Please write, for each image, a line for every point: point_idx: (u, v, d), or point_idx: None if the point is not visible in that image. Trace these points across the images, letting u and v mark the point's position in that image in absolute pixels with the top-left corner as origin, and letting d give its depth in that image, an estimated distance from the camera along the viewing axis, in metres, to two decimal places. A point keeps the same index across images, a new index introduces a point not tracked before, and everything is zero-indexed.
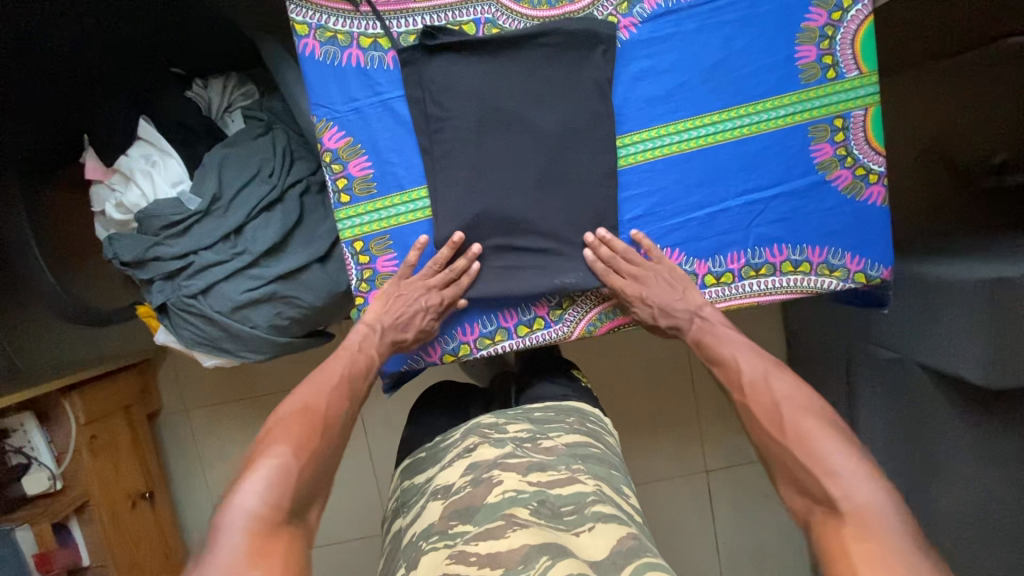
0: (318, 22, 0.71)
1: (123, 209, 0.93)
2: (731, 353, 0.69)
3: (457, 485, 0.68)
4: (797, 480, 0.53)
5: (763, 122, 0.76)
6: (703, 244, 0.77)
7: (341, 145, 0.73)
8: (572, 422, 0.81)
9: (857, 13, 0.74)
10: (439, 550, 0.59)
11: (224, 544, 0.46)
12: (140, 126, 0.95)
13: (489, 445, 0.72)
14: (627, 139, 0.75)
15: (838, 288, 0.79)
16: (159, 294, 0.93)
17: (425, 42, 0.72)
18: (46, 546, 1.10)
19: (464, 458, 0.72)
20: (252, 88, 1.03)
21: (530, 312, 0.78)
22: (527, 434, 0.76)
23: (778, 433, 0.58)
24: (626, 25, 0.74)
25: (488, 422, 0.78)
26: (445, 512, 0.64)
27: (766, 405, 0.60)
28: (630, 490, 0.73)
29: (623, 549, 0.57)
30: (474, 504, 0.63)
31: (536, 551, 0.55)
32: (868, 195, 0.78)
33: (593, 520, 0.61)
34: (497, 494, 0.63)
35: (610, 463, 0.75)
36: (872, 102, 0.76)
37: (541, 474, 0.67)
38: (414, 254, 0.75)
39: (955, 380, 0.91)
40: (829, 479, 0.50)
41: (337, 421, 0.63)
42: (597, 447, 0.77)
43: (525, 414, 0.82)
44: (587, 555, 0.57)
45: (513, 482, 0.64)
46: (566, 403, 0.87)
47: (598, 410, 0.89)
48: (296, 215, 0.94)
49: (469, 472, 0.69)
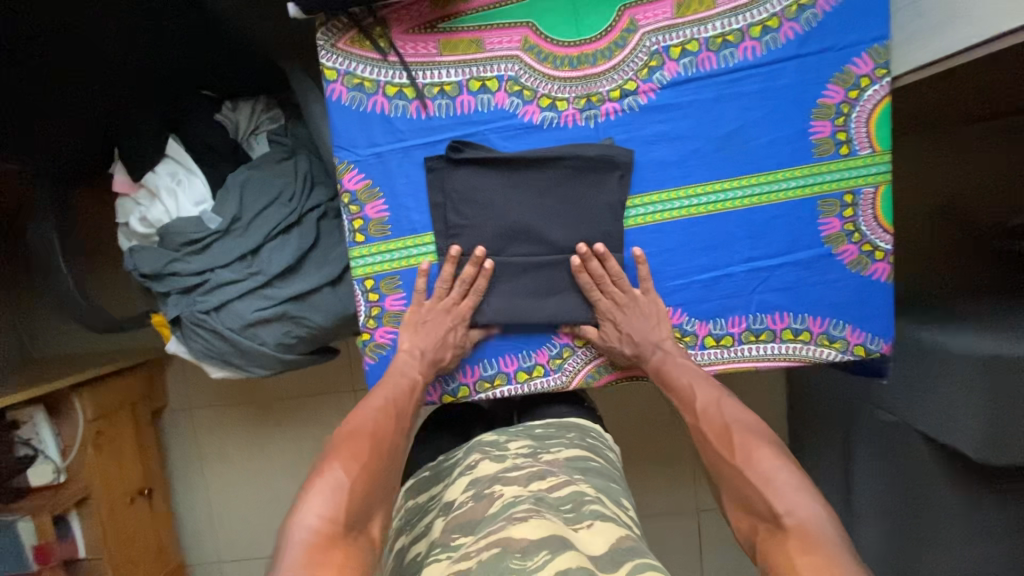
0: (347, 68, 0.74)
1: (146, 224, 0.96)
2: (687, 380, 0.74)
3: (459, 500, 0.70)
4: (749, 504, 0.60)
5: (772, 192, 0.77)
6: (705, 307, 0.79)
7: (360, 187, 0.76)
8: (572, 437, 0.84)
9: (875, 92, 0.75)
10: (441, 560, 0.60)
11: (289, 556, 0.52)
12: (168, 144, 0.98)
13: (490, 461, 0.75)
14: (637, 200, 0.77)
15: (836, 359, 0.79)
16: (174, 307, 0.96)
17: (451, 155, 0.74)
18: (45, 539, 1.14)
19: (466, 474, 0.75)
20: (279, 112, 1.08)
21: (531, 358, 0.81)
22: (529, 450, 0.78)
23: (733, 457, 0.64)
24: (645, 91, 0.75)
25: (489, 440, 0.81)
26: (448, 526, 0.66)
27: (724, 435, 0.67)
28: (629, 502, 0.73)
29: (621, 548, 0.58)
30: (476, 518, 0.64)
31: (536, 545, 0.55)
32: (873, 271, 0.79)
33: (592, 518, 0.62)
34: (497, 504, 0.65)
35: (610, 476, 0.76)
36: (883, 181, 0.77)
37: (541, 481, 0.69)
38: (469, 268, 0.76)
39: (953, 453, 0.91)
40: (776, 498, 0.58)
41: (386, 440, 0.68)
42: (597, 461, 0.79)
43: (526, 431, 0.85)
44: (587, 550, 0.57)
45: (514, 491, 0.66)
46: (567, 420, 0.89)
47: (598, 426, 0.92)
48: (311, 239, 0.97)
49: (470, 487, 0.71)
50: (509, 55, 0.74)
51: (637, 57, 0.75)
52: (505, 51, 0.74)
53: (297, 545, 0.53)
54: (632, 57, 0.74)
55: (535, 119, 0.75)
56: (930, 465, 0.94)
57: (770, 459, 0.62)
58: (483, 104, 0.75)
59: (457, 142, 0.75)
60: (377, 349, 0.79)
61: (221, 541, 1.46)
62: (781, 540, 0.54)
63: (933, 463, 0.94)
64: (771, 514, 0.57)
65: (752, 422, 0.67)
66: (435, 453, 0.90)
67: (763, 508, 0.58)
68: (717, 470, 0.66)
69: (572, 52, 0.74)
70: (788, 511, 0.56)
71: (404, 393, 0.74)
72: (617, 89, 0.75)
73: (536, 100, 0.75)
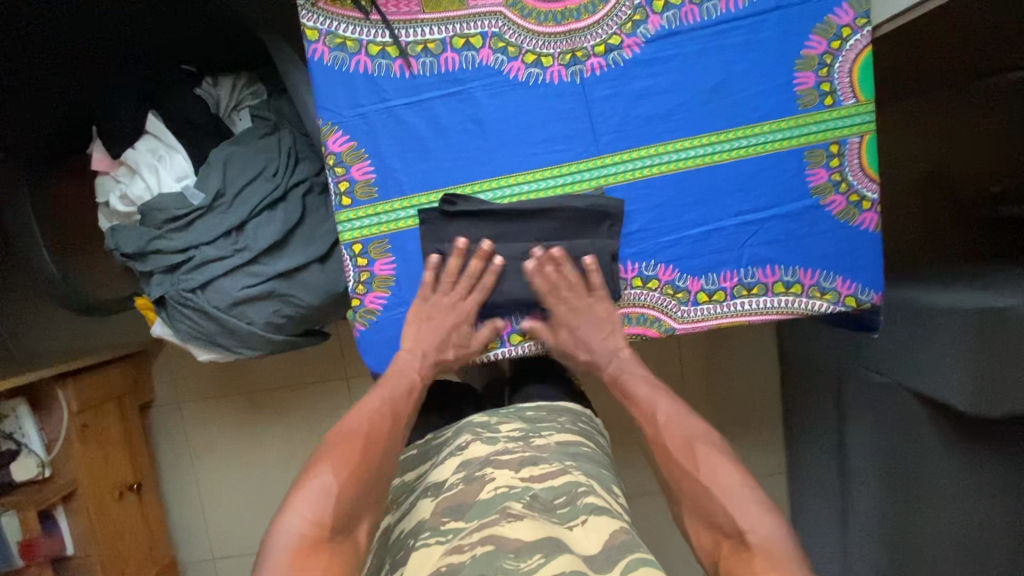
0: (328, 28, 0.73)
1: (128, 201, 0.94)
2: (646, 393, 0.76)
3: (449, 481, 0.68)
4: (711, 518, 0.60)
5: (759, 145, 0.77)
6: (695, 263, 0.78)
7: (345, 149, 0.75)
8: (564, 421, 0.83)
9: (856, 42, 0.75)
10: (432, 546, 0.59)
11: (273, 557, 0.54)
12: (147, 120, 0.96)
13: (481, 442, 0.73)
14: (625, 156, 0.76)
15: (829, 310, 0.80)
16: (158, 286, 0.94)
17: (444, 208, 0.75)
18: (30, 534, 1.09)
19: (456, 455, 0.72)
20: (261, 87, 1.04)
21: (524, 321, 0.80)
22: (520, 433, 0.77)
23: (694, 468, 0.65)
24: (629, 45, 0.75)
25: (480, 421, 0.79)
26: (437, 508, 0.64)
27: (683, 443, 0.68)
28: (618, 491, 0.72)
29: (616, 543, 0.57)
30: (467, 501, 0.63)
31: (530, 546, 0.55)
32: (861, 222, 0.79)
33: (585, 513, 0.61)
34: (490, 489, 0.63)
35: (600, 462, 0.75)
36: (868, 130, 0.77)
37: (534, 468, 0.68)
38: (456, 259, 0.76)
39: (945, 408, 0.91)
40: (738, 514, 0.59)
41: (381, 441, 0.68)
42: (588, 446, 0.78)
43: (517, 413, 0.83)
44: (581, 550, 0.57)
45: (507, 478, 0.65)
46: (558, 404, 0.88)
47: (588, 412, 0.91)
48: (297, 215, 0.95)
49: (461, 469, 0.69)
50: (493, 11, 0.74)
51: (621, 11, 0.74)
52: (488, 7, 0.74)
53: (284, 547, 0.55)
54: (615, 12, 0.74)
55: (520, 75, 0.75)
56: (921, 423, 0.94)
57: (733, 476, 0.62)
58: (467, 61, 0.74)
59: (451, 194, 0.75)
60: (367, 315, 0.78)
61: (215, 536, 1.44)
62: (747, 555, 0.55)
63: (925, 421, 0.94)
64: (733, 530, 0.58)
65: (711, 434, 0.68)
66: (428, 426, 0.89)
67: (729, 525, 0.59)
68: (676, 482, 0.66)
69: (555, 7, 0.74)
70: (754, 531, 0.57)
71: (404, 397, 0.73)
72: (601, 43, 0.75)
73: (521, 56, 0.74)
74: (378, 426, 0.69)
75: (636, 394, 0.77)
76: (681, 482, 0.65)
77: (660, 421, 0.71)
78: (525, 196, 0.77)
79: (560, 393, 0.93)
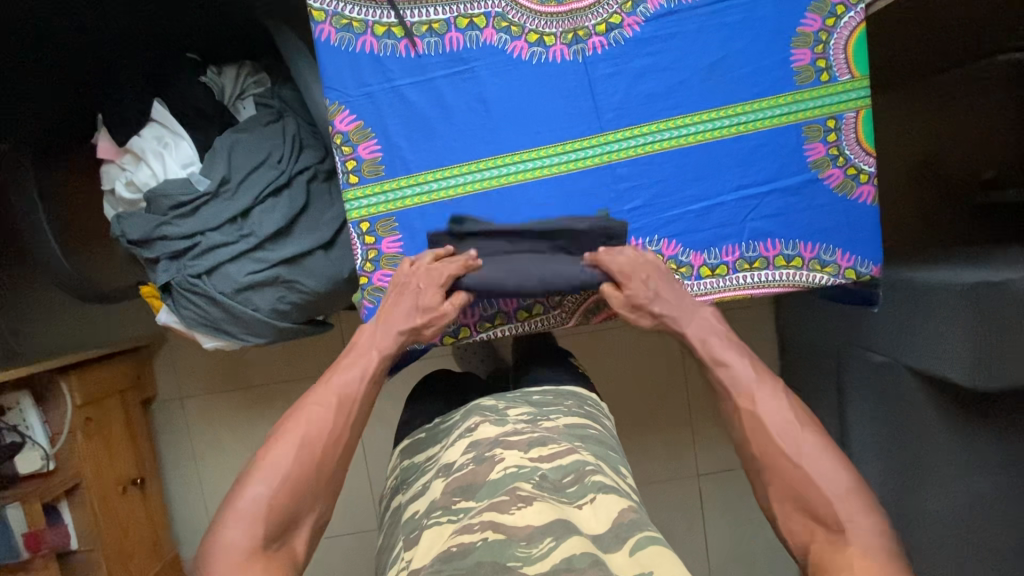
0: (335, 9, 0.74)
1: (133, 188, 0.95)
2: (735, 359, 0.72)
3: (459, 462, 0.68)
4: (808, 505, 0.58)
5: (758, 121, 0.79)
6: (698, 237, 0.80)
7: (352, 128, 0.76)
8: (570, 404, 0.82)
9: (851, 19, 0.78)
10: (443, 525, 0.60)
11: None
12: (153, 108, 0.97)
13: (490, 424, 0.73)
14: (627, 132, 0.78)
15: (829, 283, 0.81)
16: (164, 273, 0.95)
17: (453, 228, 0.78)
18: (36, 526, 1.08)
19: (465, 437, 0.72)
20: (264, 76, 1.06)
21: (530, 297, 0.81)
22: (528, 416, 0.76)
23: (793, 452, 0.62)
24: (630, 24, 0.76)
25: (488, 404, 0.79)
26: (447, 488, 0.65)
27: (781, 423, 0.65)
28: (628, 471, 0.72)
29: (624, 522, 0.58)
30: (477, 481, 0.63)
31: (540, 531, 0.55)
32: (858, 195, 0.81)
33: (593, 491, 0.62)
34: (499, 470, 0.63)
35: (609, 444, 0.75)
36: (863, 105, 0.79)
37: (542, 448, 0.68)
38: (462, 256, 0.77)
39: (943, 383, 0.92)
40: (839, 505, 0.57)
41: (329, 437, 0.66)
42: (595, 428, 0.77)
43: (524, 397, 0.83)
44: (588, 529, 0.58)
45: (516, 458, 0.65)
46: (564, 388, 0.88)
47: (593, 394, 0.91)
48: (302, 201, 0.96)
49: (470, 451, 0.69)
50: None
51: None
52: None
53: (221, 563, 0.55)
54: None
55: (523, 54, 0.76)
56: (920, 399, 0.95)
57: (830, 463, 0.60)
58: (471, 40, 0.76)
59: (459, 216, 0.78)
60: (375, 293, 0.79)
61: None
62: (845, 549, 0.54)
63: (923, 397, 0.95)
64: (834, 521, 0.56)
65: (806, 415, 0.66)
66: (435, 407, 0.90)
67: (827, 514, 0.57)
68: (767, 460, 0.63)
69: None
70: (854, 523, 0.55)
71: (353, 383, 0.71)
72: (602, 22, 0.76)
73: (524, 35, 0.76)
74: (326, 421, 0.67)
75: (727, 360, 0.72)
76: (773, 463, 0.63)
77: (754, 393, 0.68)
78: (529, 173, 0.78)
79: (564, 376, 0.93)
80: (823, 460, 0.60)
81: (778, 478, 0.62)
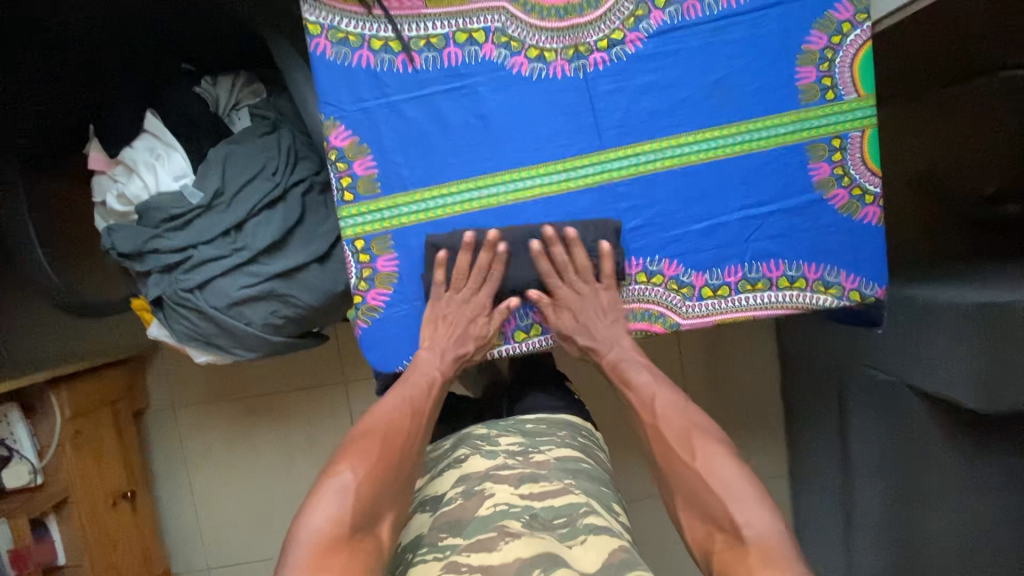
0: (331, 23, 0.73)
1: (124, 200, 0.94)
2: (647, 381, 0.78)
3: (448, 496, 0.66)
4: (708, 511, 0.61)
5: (762, 139, 0.77)
6: (701, 257, 0.78)
7: (347, 144, 0.74)
8: (564, 435, 0.80)
9: (857, 37, 0.76)
10: (429, 563, 0.57)
11: (292, 558, 0.55)
12: (146, 118, 0.96)
13: (480, 457, 0.71)
14: (629, 150, 0.76)
15: (832, 305, 0.80)
16: (155, 287, 0.93)
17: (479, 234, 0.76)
18: (20, 543, 1.06)
19: (454, 469, 0.71)
20: (260, 87, 1.04)
21: (528, 317, 0.81)
22: (519, 448, 0.74)
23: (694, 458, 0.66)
24: (632, 40, 0.75)
25: (479, 434, 0.77)
26: (435, 523, 0.62)
27: (680, 434, 0.70)
28: (619, 509, 0.70)
29: (614, 562, 0.56)
30: (465, 517, 0.61)
31: (528, 564, 0.54)
32: (863, 216, 0.79)
33: (585, 533, 0.60)
34: (489, 506, 0.62)
35: (601, 479, 0.72)
36: (869, 125, 0.78)
37: (533, 485, 0.66)
38: (485, 253, 0.76)
39: (948, 404, 0.90)
40: (735, 509, 0.59)
41: (406, 439, 0.69)
42: (588, 462, 0.75)
43: (517, 426, 0.80)
44: (581, 566, 0.55)
45: (505, 495, 0.63)
46: (558, 416, 0.86)
47: (588, 424, 0.89)
48: (296, 214, 0.94)
49: (460, 484, 0.67)
50: (496, 6, 0.74)
51: (623, 6, 0.75)
52: (491, 2, 0.73)
53: (301, 548, 0.56)
54: (617, 7, 0.74)
55: (523, 70, 0.75)
56: (925, 421, 0.93)
57: (729, 469, 0.64)
58: (470, 56, 0.74)
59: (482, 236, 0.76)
60: (370, 312, 0.77)
61: (210, 545, 1.41)
62: (743, 554, 0.55)
63: (927, 419, 0.93)
64: (730, 524, 0.59)
65: (707, 426, 0.70)
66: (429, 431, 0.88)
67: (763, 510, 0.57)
68: (671, 470, 0.68)
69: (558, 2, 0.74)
70: (748, 524, 0.58)
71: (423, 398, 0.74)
72: (604, 38, 0.75)
73: (524, 51, 0.74)
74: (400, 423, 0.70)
75: (637, 381, 0.79)
76: (675, 470, 0.67)
77: (658, 410, 0.73)
78: (528, 192, 0.76)
79: (559, 404, 0.91)
80: (719, 460, 0.64)
81: (682, 485, 0.65)
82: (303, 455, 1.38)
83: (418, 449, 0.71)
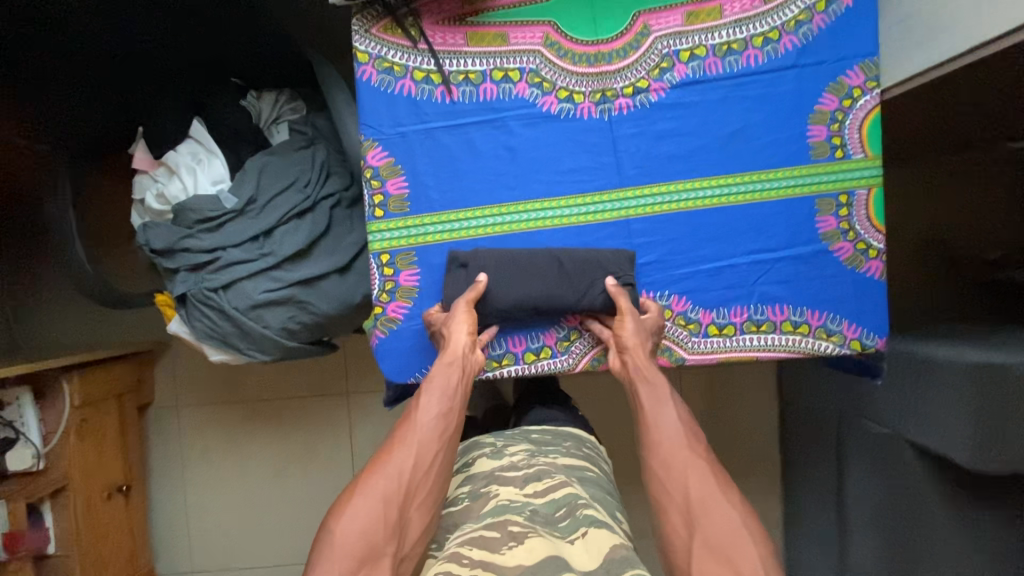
0: (378, 52, 0.78)
1: (163, 200, 0.98)
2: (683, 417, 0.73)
3: (454, 497, 0.70)
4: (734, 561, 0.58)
5: (773, 189, 0.81)
6: (708, 296, 0.82)
7: (382, 164, 0.79)
8: (569, 445, 0.81)
9: (866, 102, 0.81)
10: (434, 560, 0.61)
11: None
12: (192, 125, 1.01)
13: (487, 458, 0.74)
14: (646, 189, 0.80)
15: (834, 352, 0.82)
16: (182, 284, 0.97)
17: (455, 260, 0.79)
18: (15, 527, 1.10)
19: (463, 472, 0.74)
20: (301, 104, 1.08)
21: (539, 340, 0.82)
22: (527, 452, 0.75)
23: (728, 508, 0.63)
24: (655, 89, 0.80)
25: (489, 441, 0.79)
26: (442, 523, 0.66)
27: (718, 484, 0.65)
28: (624, 516, 0.71)
29: (615, 558, 0.56)
30: (471, 517, 0.65)
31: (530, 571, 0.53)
32: (867, 269, 0.83)
33: (586, 525, 0.60)
34: (492, 505, 0.64)
35: (605, 488, 0.73)
36: (875, 183, 0.82)
37: (537, 483, 0.67)
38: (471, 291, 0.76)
39: (945, 461, 0.91)
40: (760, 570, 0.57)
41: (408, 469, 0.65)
42: (593, 471, 0.76)
43: (523, 435, 0.82)
44: (579, 565, 0.56)
45: (510, 493, 0.66)
46: (564, 428, 0.87)
47: (592, 436, 0.90)
48: (323, 225, 0.98)
49: (467, 485, 0.70)
50: (531, 49, 0.79)
51: (650, 58, 0.80)
52: (527, 45, 0.79)
53: None
54: (644, 58, 0.80)
55: (553, 108, 0.80)
56: (923, 477, 0.94)
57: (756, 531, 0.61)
58: (504, 92, 0.79)
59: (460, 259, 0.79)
60: (388, 323, 0.81)
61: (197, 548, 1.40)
62: None
63: (924, 475, 0.93)
64: None
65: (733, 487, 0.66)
66: None
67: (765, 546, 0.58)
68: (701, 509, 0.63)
69: (590, 50, 0.80)
70: None
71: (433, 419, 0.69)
72: (630, 86, 0.80)
73: (555, 91, 0.80)
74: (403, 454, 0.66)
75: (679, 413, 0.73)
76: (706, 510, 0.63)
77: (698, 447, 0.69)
78: (548, 221, 0.80)
79: (563, 417, 0.93)
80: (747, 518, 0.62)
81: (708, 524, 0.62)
82: (299, 463, 1.38)
83: (430, 477, 0.65)
